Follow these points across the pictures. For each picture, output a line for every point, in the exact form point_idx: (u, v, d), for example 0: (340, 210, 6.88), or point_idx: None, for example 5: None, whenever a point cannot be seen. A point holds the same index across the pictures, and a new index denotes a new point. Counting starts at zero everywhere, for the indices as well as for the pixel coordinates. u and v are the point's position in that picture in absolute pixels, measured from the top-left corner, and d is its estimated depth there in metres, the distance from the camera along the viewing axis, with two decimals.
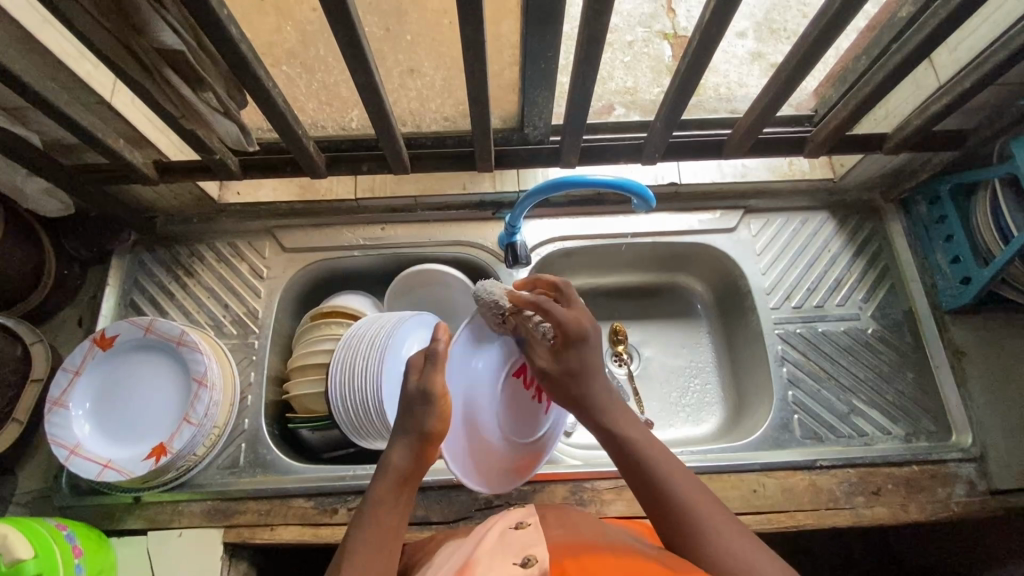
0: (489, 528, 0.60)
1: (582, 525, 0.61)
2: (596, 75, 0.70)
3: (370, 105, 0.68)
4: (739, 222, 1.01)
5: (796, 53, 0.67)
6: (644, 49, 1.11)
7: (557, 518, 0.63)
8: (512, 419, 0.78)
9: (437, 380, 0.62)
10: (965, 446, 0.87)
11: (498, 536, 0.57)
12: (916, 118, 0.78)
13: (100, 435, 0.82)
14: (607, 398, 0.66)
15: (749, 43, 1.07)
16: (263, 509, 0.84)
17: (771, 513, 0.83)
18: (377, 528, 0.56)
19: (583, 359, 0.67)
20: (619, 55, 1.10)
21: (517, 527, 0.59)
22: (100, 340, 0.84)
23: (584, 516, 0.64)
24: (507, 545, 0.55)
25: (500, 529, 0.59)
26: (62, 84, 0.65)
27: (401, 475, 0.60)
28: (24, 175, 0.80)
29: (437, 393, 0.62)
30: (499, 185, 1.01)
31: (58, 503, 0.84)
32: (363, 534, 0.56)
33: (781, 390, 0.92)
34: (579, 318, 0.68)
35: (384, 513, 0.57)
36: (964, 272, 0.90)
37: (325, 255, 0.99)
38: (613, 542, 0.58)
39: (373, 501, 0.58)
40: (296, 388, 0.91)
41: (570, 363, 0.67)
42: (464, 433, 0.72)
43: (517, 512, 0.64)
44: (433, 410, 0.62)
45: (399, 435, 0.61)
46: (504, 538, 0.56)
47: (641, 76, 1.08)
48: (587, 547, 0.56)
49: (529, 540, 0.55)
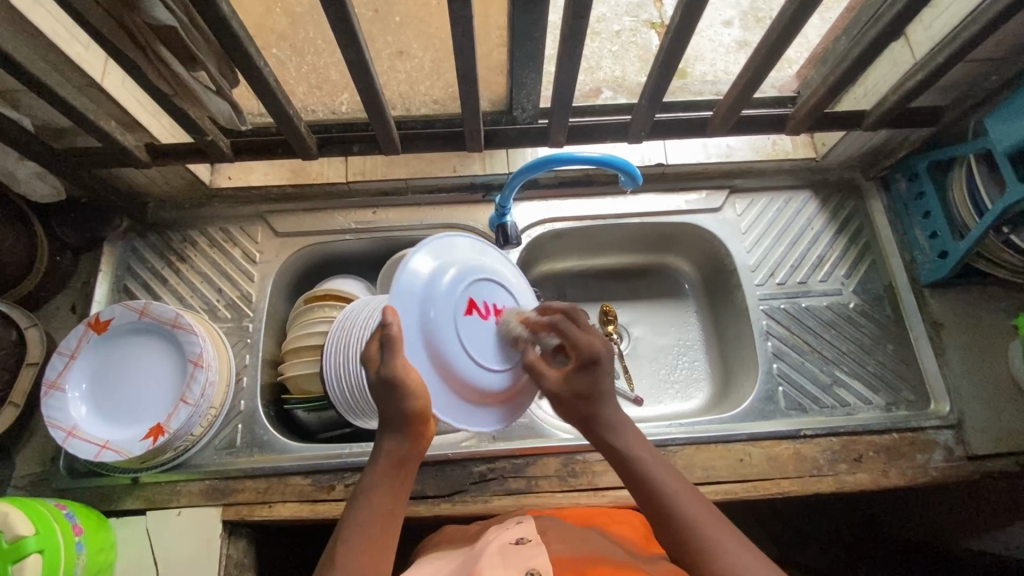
0: (492, 540, 0.64)
1: (582, 542, 0.65)
2: (582, 53, 0.71)
3: (360, 84, 0.69)
4: (724, 202, 1.04)
5: (775, 27, 0.68)
6: (631, 39, 1.12)
7: (557, 535, 0.66)
8: (481, 349, 0.70)
9: (397, 363, 0.61)
10: (943, 413, 0.90)
11: (498, 549, 0.61)
12: (893, 94, 0.80)
13: (96, 416, 0.83)
14: (617, 417, 0.67)
15: (735, 32, 1.09)
16: (260, 487, 0.85)
17: (757, 481, 0.85)
18: (377, 516, 0.61)
19: (595, 384, 0.67)
20: (607, 44, 1.11)
21: (518, 541, 0.62)
22: (93, 323, 0.85)
23: (582, 530, 0.68)
24: (508, 558, 0.58)
25: (502, 541, 0.62)
26: (52, 65, 0.66)
27: (397, 465, 0.63)
28: (16, 159, 0.79)
29: (404, 377, 0.61)
30: (488, 167, 1.02)
31: (56, 485, 0.85)
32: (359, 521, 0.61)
33: (766, 363, 0.94)
34: (592, 342, 0.67)
35: (380, 498, 0.62)
36: (941, 247, 0.93)
37: (317, 239, 1.00)
38: (616, 560, 0.62)
39: (370, 486, 0.63)
40: (290, 369, 0.92)
41: (583, 386, 0.67)
42: (431, 378, 0.67)
43: (520, 524, 0.67)
44: (406, 393, 0.61)
45: (388, 427, 0.64)
46: (505, 550, 0.60)
47: (629, 65, 1.09)
48: (587, 563, 0.59)
49: (531, 554, 0.59)
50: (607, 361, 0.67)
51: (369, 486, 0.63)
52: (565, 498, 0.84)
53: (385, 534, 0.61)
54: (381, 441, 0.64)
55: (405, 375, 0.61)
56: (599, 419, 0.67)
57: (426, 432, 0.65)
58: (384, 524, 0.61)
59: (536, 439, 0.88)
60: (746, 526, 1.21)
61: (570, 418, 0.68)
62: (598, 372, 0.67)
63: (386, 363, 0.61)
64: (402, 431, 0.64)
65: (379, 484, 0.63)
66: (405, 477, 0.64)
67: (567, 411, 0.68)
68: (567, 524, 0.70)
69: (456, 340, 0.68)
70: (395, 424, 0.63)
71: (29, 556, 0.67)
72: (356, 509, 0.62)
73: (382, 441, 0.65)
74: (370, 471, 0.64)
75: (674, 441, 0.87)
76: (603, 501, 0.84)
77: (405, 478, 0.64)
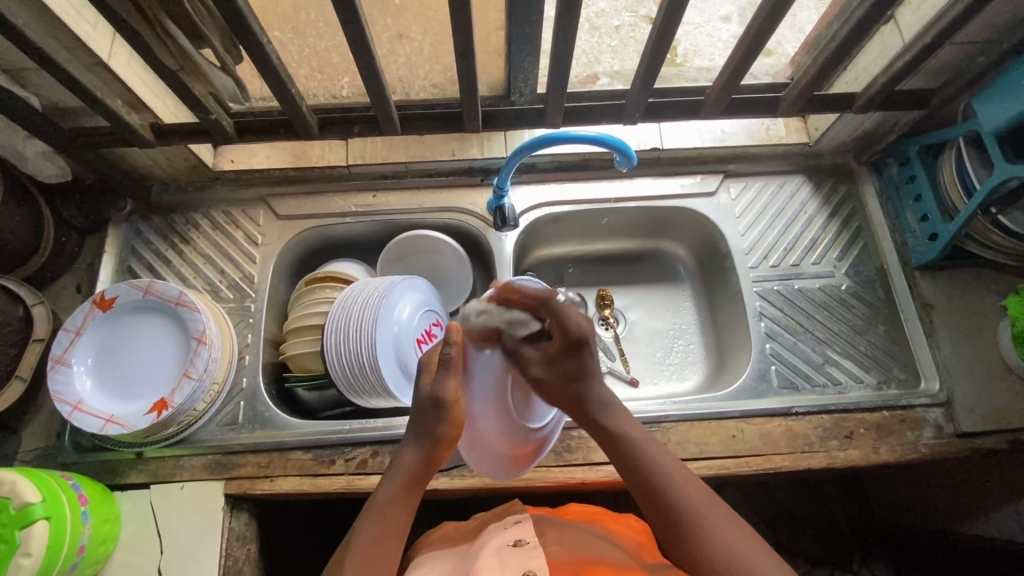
0: (489, 541, 0.66)
1: (580, 539, 0.66)
2: (577, 30, 0.72)
3: (360, 62, 0.71)
4: (719, 186, 1.05)
5: (765, 7, 0.70)
6: (630, 34, 1.14)
7: (555, 532, 0.67)
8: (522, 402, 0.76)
9: (447, 387, 0.67)
10: (933, 392, 0.92)
11: (496, 552, 0.62)
12: (881, 76, 0.82)
13: (101, 391, 0.84)
14: (606, 396, 0.70)
15: (733, 27, 1.11)
16: (263, 461, 0.87)
17: (750, 456, 0.87)
18: (388, 525, 0.63)
19: (582, 364, 0.69)
20: (606, 40, 1.13)
21: (516, 543, 0.64)
22: (101, 303, 0.87)
23: (580, 528, 0.69)
24: (506, 563, 0.60)
25: (499, 545, 0.64)
26: (61, 43, 0.67)
27: (414, 480, 0.67)
28: (24, 138, 0.81)
29: (448, 400, 0.66)
30: (487, 151, 1.03)
31: (62, 459, 0.86)
32: (370, 532, 0.62)
33: (760, 343, 0.96)
34: (579, 323, 0.69)
35: (393, 512, 0.64)
36: (931, 229, 0.94)
37: (318, 222, 1.02)
38: (614, 557, 0.63)
39: (386, 500, 0.65)
40: (292, 348, 0.94)
41: (568, 368, 0.69)
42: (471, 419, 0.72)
43: (519, 525, 0.68)
44: (444, 415, 0.66)
45: (413, 441, 0.67)
46: (503, 555, 0.62)
47: (628, 59, 1.11)
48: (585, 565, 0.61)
49: (529, 557, 0.61)
50: (592, 341, 0.69)
51: (386, 497, 0.65)
52: (561, 473, 0.86)
53: (394, 543, 0.62)
54: (402, 459, 0.67)
55: (450, 400, 0.66)
56: (586, 399, 0.69)
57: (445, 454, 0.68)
58: (394, 534, 0.63)
59: None
60: (742, 511, 1.23)
61: (555, 397, 0.71)
62: (583, 353, 0.69)
63: (439, 383, 0.67)
64: (422, 448, 0.67)
65: (393, 497, 0.65)
66: (418, 491, 0.67)
67: (555, 393, 0.70)
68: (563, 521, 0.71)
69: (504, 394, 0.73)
70: (421, 444, 0.67)
71: (36, 522, 0.69)
72: (369, 518, 0.64)
73: (403, 455, 0.68)
74: (387, 483, 0.66)
75: (667, 418, 0.89)
76: (598, 475, 0.85)
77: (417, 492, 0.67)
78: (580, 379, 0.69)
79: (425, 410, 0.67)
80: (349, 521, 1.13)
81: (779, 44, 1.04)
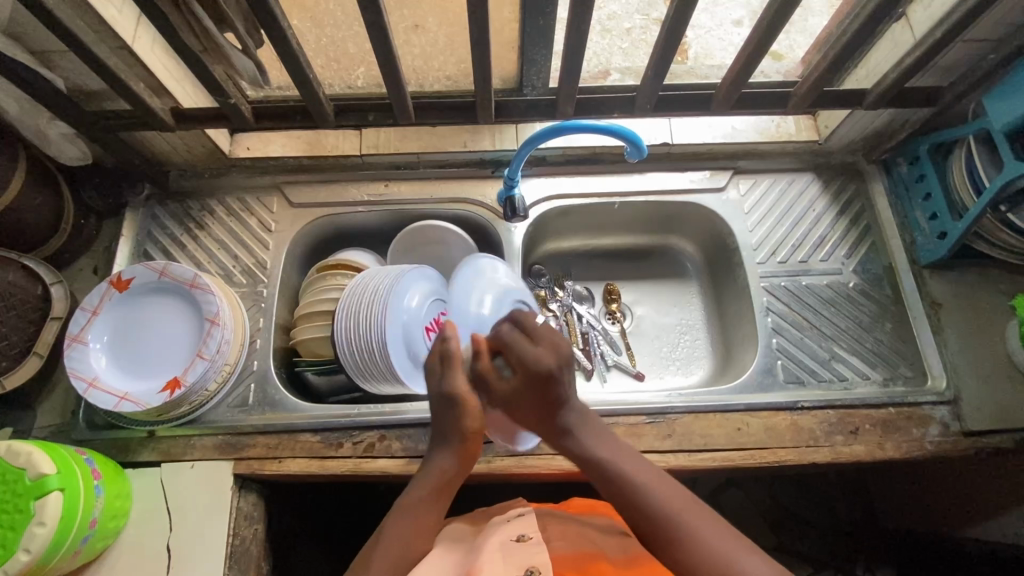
0: (493, 534, 0.67)
1: (580, 536, 0.67)
2: (590, 20, 0.73)
3: (377, 48, 0.72)
4: (728, 182, 1.06)
5: (775, 2, 0.71)
6: (642, 36, 1.14)
7: (557, 528, 0.68)
8: None
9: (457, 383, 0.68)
10: (940, 390, 0.92)
11: (499, 544, 0.63)
12: (892, 72, 0.82)
13: (115, 367, 0.86)
14: (580, 420, 0.69)
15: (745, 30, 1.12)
16: (272, 443, 0.88)
17: (754, 449, 0.87)
18: (419, 520, 0.64)
19: (549, 393, 0.68)
20: (618, 41, 1.14)
21: (519, 537, 0.65)
22: (117, 284, 0.88)
23: (583, 526, 0.70)
24: (508, 557, 0.61)
25: (502, 538, 0.65)
26: (88, 24, 0.69)
27: (449, 481, 0.67)
28: (48, 119, 0.83)
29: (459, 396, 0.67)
30: (498, 144, 1.05)
31: (75, 436, 0.88)
32: (398, 531, 0.63)
33: (766, 338, 0.96)
34: (540, 355, 0.68)
35: (424, 512, 0.65)
36: (941, 227, 0.95)
37: (331, 210, 1.03)
38: (613, 556, 0.64)
39: (414, 501, 0.65)
40: (301, 333, 0.96)
41: (530, 400, 0.69)
42: None
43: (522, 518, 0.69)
44: (460, 412, 0.67)
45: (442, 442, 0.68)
46: (506, 546, 0.62)
47: (638, 60, 1.12)
48: (588, 564, 0.62)
49: (533, 552, 0.62)
50: (564, 376, 0.68)
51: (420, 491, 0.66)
52: (565, 460, 0.86)
53: (426, 535, 0.64)
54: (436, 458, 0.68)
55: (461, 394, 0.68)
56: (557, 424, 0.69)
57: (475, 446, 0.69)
58: (421, 535, 0.64)
59: None
60: (744, 512, 1.22)
61: (531, 425, 0.71)
62: (548, 387, 0.68)
63: (447, 381, 0.68)
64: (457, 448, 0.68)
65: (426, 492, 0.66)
66: (447, 497, 0.67)
67: (523, 414, 0.71)
68: (567, 518, 0.72)
69: None
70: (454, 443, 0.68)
71: (50, 494, 0.70)
72: (402, 515, 0.65)
73: (434, 459, 0.69)
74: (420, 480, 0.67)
75: (673, 409, 0.89)
76: None
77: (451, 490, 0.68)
78: (541, 404, 0.68)
79: (443, 404, 0.68)
80: (353, 509, 1.14)
81: (790, 49, 1.05)
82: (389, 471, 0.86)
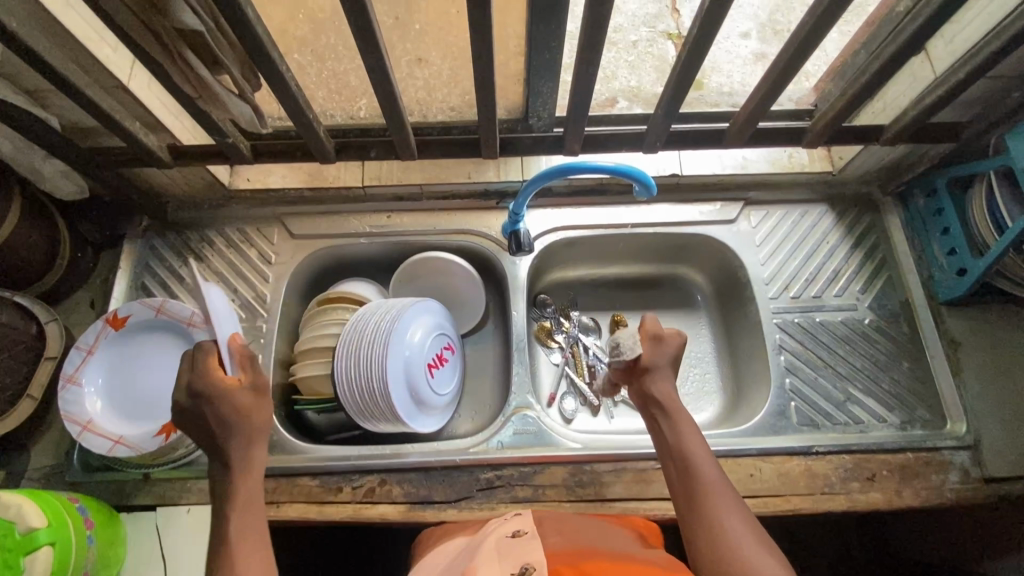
0: (489, 536, 0.65)
1: (579, 537, 0.64)
2: (599, 63, 0.70)
3: (376, 88, 0.69)
4: (739, 214, 1.03)
5: (794, 42, 0.67)
6: (648, 49, 1.13)
7: (555, 528, 0.66)
8: (405, 381, 0.89)
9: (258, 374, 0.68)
10: (960, 434, 0.88)
11: (495, 544, 0.61)
12: (912, 109, 0.79)
13: (112, 409, 0.84)
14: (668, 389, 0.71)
15: (752, 43, 1.10)
16: (269, 487, 0.85)
17: (768, 497, 0.84)
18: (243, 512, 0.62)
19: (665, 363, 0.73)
20: (624, 54, 1.12)
21: (513, 534, 0.63)
22: (112, 322, 0.86)
23: (584, 528, 0.68)
24: (504, 552, 0.58)
25: (498, 536, 0.63)
26: (82, 66, 0.67)
27: (258, 468, 0.66)
28: (42, 156, 0.81)
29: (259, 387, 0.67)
30: (502, 174, 1.02)
31: (70, 478, 0.86)
32: (238, 535, 0.61)
33: (779, 377, 0.94)
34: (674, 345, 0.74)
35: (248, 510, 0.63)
36: (960, 264, 0.92)
37: (333, 241, 1.01)
38: (611, 549, 0.61)
39: (236, 502, 0.63)
40: (302, 370, 0.93)
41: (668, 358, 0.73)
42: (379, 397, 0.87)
43: (518, 521, 0.68)
44: (256, 403, 0.67)
45: (239, 439, 0.65)
46: (503, 545, 0.60)
47: (645, 75, 1.10)
48: (583, 551, 0.59)
49: (527, 544, 0.59)
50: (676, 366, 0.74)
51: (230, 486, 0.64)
52: (572, 508, 0.83)
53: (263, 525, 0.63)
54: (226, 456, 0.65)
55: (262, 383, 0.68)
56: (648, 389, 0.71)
57: (263, 429, 0.67)
58: (255, 535, 0.61)
59: (543, 448, 0.87)
60: None
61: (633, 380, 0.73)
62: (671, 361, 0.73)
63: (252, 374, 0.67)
64: (243, 435, 0.66)
65: (245, 485, 0.64)
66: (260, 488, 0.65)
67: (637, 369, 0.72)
68: (565, 521, 0.70)
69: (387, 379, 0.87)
70: (232, 440, 0.65)
71: (40, 549, 0.68)
72: (234, 518, 0.62)
73: (232, 456, 0.65)
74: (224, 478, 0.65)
75: None
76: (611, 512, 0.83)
77: (259, 473, 0.66)
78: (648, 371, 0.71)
79: (249, 397, 0.66)
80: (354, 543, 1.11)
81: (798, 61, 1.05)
82: (389, 518, 0.83)
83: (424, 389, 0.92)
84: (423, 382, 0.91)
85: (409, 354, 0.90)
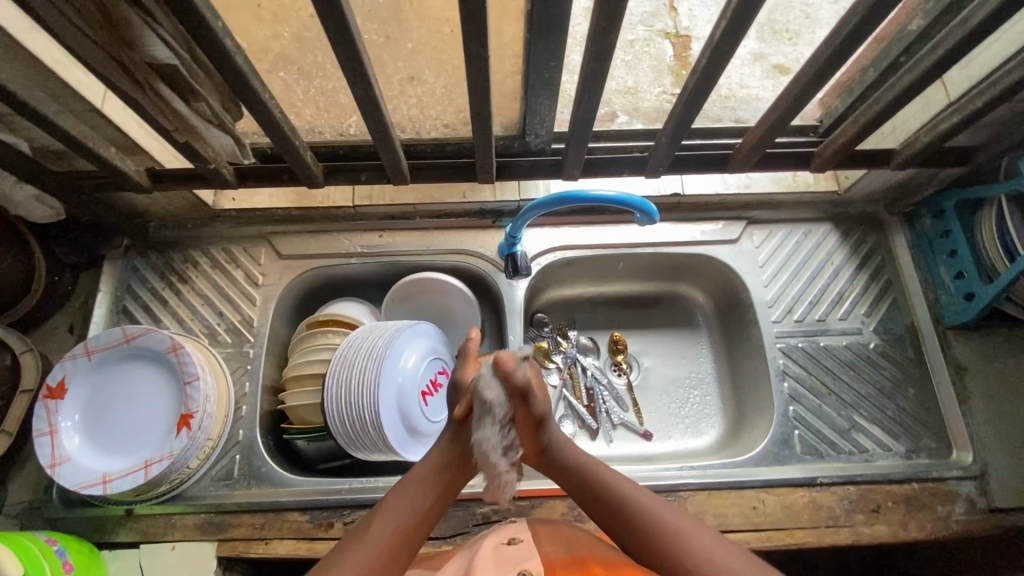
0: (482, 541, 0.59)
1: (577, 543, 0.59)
2: (602, 90, 0.67)
3: (366, 114, 0.66)
4: (742, 233, 1.00)
5: (808, 69, 0.64)
6: (644, 49, 1.07)
7: (549, 532, 0.61)
8: (399, 411, 0.86)
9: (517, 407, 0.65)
10: (965, 463, 0.87)
11: (491, 551, 0.55)
12: (925, 135, 0.77)
13: (101, 459, 0.80)
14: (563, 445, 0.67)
15: (750, 43, 1.01)
16: (257, 522, 0.82)
17: (771, 530, 0.82)
18: (407, 498, 0.61)
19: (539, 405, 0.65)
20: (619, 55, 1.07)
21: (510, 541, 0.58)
22: (53, 392, 0.81)
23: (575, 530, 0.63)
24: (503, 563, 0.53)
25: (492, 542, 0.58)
26: (51, 91, 0.63)
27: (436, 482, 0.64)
28: (13, 182, 0.78)
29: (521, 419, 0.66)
30: (499, 194, 0.99)
31: (48, 514, 0.83)
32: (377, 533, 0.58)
33: (782, 405, 0.91)
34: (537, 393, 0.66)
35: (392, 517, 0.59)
36: (967, 288, 0.90)
37: (323, 262, 0.97)
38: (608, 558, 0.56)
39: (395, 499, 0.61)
40: (292, 399, 0.89)
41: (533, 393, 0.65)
42: (375, 428, 0.83)
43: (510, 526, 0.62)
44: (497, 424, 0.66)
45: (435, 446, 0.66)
46: (500, 553, 0.55)
47: (642, 76, 1.04)
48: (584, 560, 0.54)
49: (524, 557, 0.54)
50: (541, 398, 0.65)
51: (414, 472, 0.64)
52: None
53: (399, 532, 0.58)
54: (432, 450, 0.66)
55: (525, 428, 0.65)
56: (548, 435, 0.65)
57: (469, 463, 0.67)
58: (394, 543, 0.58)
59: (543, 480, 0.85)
60: None
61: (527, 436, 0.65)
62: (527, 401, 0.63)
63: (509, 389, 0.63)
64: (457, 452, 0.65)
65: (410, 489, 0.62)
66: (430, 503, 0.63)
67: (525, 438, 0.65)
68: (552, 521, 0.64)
69: (382, 408, 0.84)
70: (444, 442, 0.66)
71: None
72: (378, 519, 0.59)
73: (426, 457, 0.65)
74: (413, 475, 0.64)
75: (685, 486, 0.84)
76: None
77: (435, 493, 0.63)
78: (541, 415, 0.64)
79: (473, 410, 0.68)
80: None
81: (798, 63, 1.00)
82: None
83: (419, 418, 0.88)
84: (417, 412, 0.88)
85: (398, 386, 0.87)
